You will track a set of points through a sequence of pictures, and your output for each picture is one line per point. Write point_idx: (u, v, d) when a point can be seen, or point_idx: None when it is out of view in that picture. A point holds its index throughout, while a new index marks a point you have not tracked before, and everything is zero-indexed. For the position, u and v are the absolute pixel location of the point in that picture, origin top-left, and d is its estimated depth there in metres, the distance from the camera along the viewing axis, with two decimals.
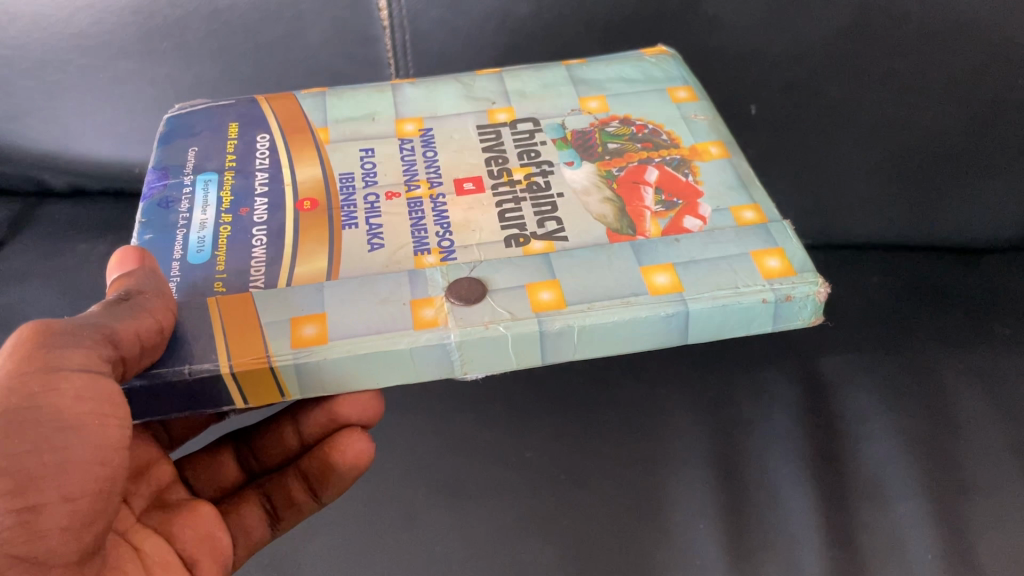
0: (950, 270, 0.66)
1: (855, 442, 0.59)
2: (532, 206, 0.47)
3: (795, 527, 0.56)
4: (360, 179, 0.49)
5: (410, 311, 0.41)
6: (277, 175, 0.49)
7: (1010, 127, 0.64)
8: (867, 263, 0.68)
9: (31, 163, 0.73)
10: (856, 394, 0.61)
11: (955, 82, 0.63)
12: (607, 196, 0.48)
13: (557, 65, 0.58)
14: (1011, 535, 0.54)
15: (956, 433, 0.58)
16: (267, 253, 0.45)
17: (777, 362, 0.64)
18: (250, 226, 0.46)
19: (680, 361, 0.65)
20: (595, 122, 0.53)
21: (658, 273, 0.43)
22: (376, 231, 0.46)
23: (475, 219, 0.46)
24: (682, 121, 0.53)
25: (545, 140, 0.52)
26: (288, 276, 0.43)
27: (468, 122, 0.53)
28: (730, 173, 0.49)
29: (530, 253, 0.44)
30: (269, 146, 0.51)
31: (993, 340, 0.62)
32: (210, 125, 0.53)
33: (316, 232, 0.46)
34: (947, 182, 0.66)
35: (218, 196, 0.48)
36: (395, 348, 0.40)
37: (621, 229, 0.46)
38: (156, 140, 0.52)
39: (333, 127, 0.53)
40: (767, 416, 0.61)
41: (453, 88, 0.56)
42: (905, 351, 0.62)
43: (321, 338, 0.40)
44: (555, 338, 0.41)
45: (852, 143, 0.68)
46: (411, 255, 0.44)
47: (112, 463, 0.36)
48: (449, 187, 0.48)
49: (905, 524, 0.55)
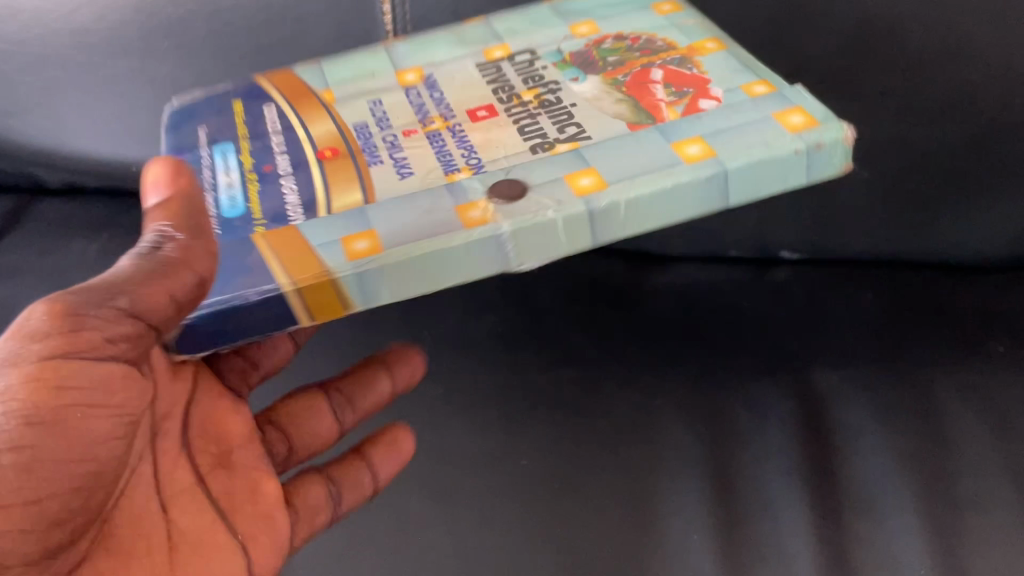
0: (955, 287, 0.75)
1: (854, 456, 0.64)
2: (548, 117, 0.52)
3: (786, 536, 0.60)
4: (374, 126, 0.53)
5: (456, 214, 0.45)
6: (293, 136, 0.53)
7: (999, 148, 0.70)
8: (854, 279, 0.78)
9: (90, 165, 0.85)
10: (852, 409, 0.67)
11: (952, 106, 0.69)
12: (620, 94, 0.53)
13: (545, 7, 0.63)
14: (1001, 557, 0.57)
15: (952, 450, 0.63)
16: (299, 198, 0.48)
17: (772, 374, 0.71)
18: (279, 181, 0.50)
19: (665, 374, 0.71)
20: (583, 46, 0.58)
21: (688, 144, 0.47)
22: (402, 163, 0.50)
23: (496, 137, 0.51)
24: (677, 27, 0.59)
25: (545, 62, 0.57)
26: (324, 207, 0.47)
27: (466, 65, 0.58)
28: (732, 60, 0.55)
29: (563, 152, 0.48)
30: (279, 110, 0.55)
31: (985, 357, 0.69)
32: (217, 105, 0.57)
33: (342, 169, 0.50)
34: (939, 202, 0.74)
35: (240, 167, 0.51)
36: (454, 238, 0.43)
37: (640, 119, 0.50)
38: (171, 126, 0.56)
39: (336, 88, 0.57)
40: (762, 430, 0.66)
41: (450, 42, 0.61)
42: (897, 363, 0.70)
43: (378, 244, 0.44)
44: (603, 215, 0.45)
45: (838, 179, 0.75)
46: (444, 174, 0.48)
47: (57, 489, 0.40)
48: (460, 117, 0.53)
49: (897, 535, 0.59)
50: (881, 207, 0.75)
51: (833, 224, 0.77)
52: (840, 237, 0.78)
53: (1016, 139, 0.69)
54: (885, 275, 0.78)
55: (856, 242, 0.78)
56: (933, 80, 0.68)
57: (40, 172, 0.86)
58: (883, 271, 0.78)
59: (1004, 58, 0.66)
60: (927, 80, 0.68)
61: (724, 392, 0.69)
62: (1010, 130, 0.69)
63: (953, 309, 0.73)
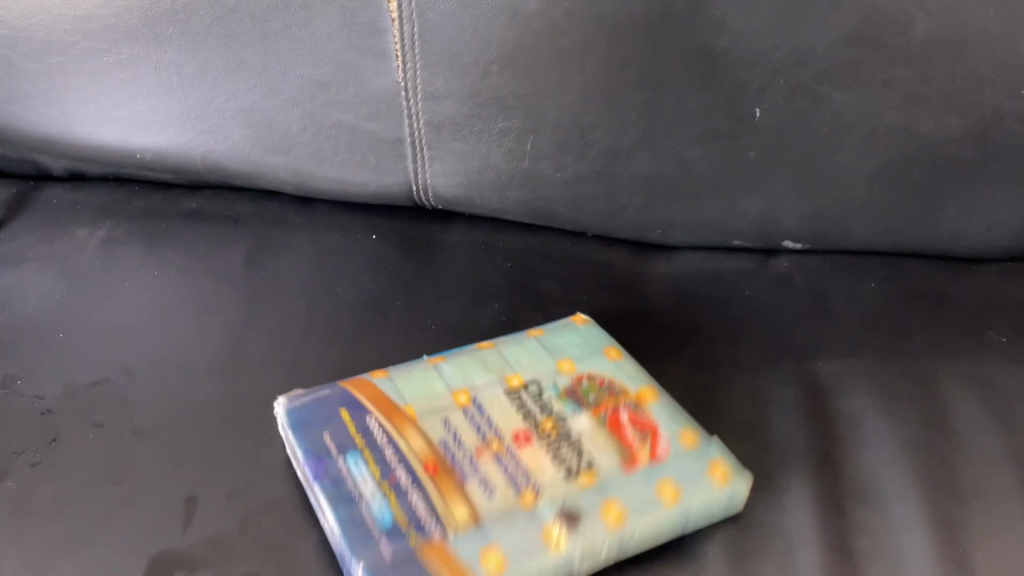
0: (944, 278, 0.82)
1: (855, 442, 0.67)
2: (569, 448, 0.63)
3: (790, 519, 0.62)
4: (453, 444, 0.63)
5: (542, 536, 0.56)
6: (398, 449, 0.62)
7: (1001, 138, 0.74)
8: (864, 271, 0.83)
9: (102, 157, 0.85)
10: (856, 396, 0.71)
11: (954, 95, 0.71)
12: (608, 433, 0.64)
13: (524, 337, 0.74)
14: (1002, 536, 0.60)
15: (951, 434, 0.67)
16: (428, 505, 0.58)
17: (778, 363, 0.73)
18: (408, 492, 0.58)
19: (668, 366, 0.73)
20: (572, 382, 0.69)
21: (665, 487, 0.60)
22: (485, 482, 0.60)
23: (543, 463, 0.61)
24: (626, 374, 0.70)
25: (549, 396, 0.68)
26: (452, 521, 0.56)
27: (496, 389, 0.68)
28: (672, 413, 0.66)
29: (586, 484, 0.60)
30: (383, 429, 0.63)
31: (986, 346, 0.74)
32: (327, 415, 0.64)
33: (450, 489, 0.59)
34: (943, 195, 0.78)
35: (370, 470, 0.60)
36: (542, 564, 0.55)
37: (627, 454, 0.62)
38: (291, 432, 0.63)
39: (415, 404, 0.66)
40: (767, 414, 0.69)
41: (479, 369, 0.70)
42: (902, 351, 0.74)
43: (471, 521, 0.57)
44: None
45: (843, 170, 0.77)
46: (514, 496, 0.59)
47: None
48: (511, 442, 0.63)
49: (899, 520, 0.61)
50: (884, 198, 0.78)
51: (836, 217, 0.80)
52: (842, 229, 0.81)
53: (1017, 124, 0.72)
54: (890, 271, 0.83)
55: (857, 234, 0.81)
56: (934, 74, 0.70)
57: (44, 159, 0.86)
58: (885, 267, 0.83)
59: (1004, 49, 0.69)
60: (930, 73, 0.70)
61: (727, 379, 0.72)
62: (1011, 121, 0.72)
63: (944, 295, 0.80)
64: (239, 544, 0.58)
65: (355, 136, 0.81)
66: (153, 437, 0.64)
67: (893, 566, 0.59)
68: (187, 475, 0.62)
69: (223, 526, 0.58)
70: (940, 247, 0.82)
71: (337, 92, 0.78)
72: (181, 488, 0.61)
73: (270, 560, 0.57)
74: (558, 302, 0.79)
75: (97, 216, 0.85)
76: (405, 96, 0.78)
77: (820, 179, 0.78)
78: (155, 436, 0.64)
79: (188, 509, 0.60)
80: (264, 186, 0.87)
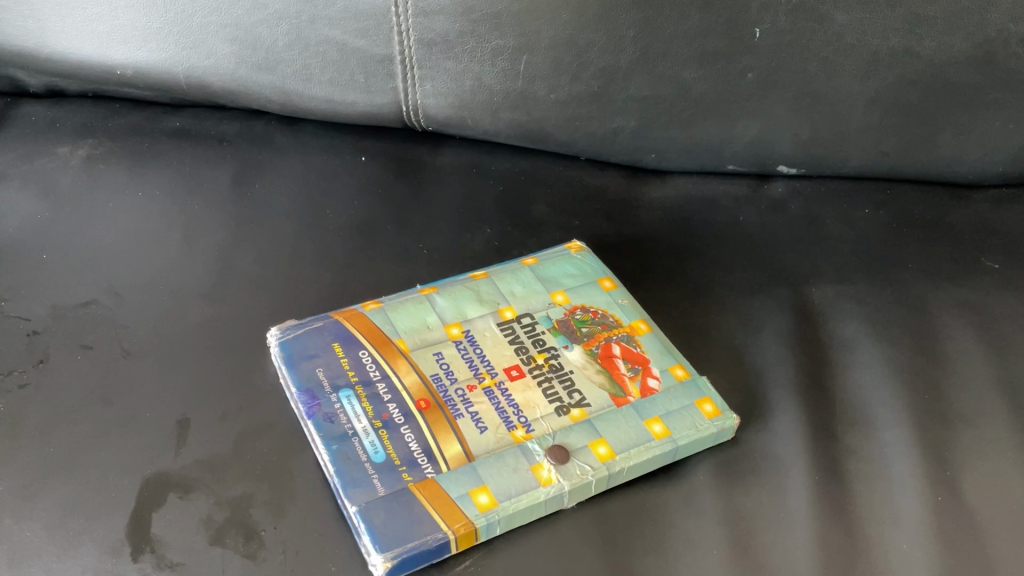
0: (938, 204, 0.81)
1: (846, 368, 0.67)
2: (560, 384, 0.64)
3: (780, 443, 0.62)
4: (445, 378, 0.64)
5: (531, 473, 0.58)
6: (390, 384, 0.63)
7: (1005, 61, 0.72)
8: (860, 198, 0.82)
9: (81, 74, 0.82)
10: (848, 322, 0.70)
11: (959, 17, 0.70)
12: (598, 368, 0.66)
13: (519, 265, 0.73)
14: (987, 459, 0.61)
15: (942, 360, 0.67)
16: (420, 444, 0.59)
17: (771, 290, 0.73)
18: (400, 429, 0.60)
19: (662, 292, 0.73)
20: (565, 314, 0.70)
21: (654, 423, 0.62)
22: (477, 417, 0.61)
23: (534, 398, 0.63)
24: (619, 305, 0.70)
25: (542, 329, 0.68)
26: (444, 459, 0.58)
27: (489, 321, 0.68)
28: (662, 346, 0.67)
29: (575, 420, 0.62)
30: (375, 362, 0.64)
31: (979, 272, 0.74)
32: (318, 345, 0.65)
33: (441, 425, 0.60)
34: (942, 120, 0.76)
35: (363, 407, 0.61)
36: (535, 499, 0.56)
37: (617, 391, 0.64)
38: (282, 365, 0.63)
39: (407, 337, 0.66)
40: (759, 340, 0.69)
41: (471, 299, 0.70)
42: (895, 277, 0.74)
43: (464, 457, 0.59)
44: None
45: (842, 93, 0.76)
46: (506, 431, 0.61)
47: None
48: (502, 376, 0.64)
49: (887, 443, 0.62)
50: (882, 123, 0.77)
51: (834, 141, 0.79)
52: (839, 154, 0.80)
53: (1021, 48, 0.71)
54: (884, 197, 0.82)
55: (853, 158, 0.80)
56: None
57: (21, 74, 0.83)
58: (880, 192, 0.82)
59: None
60: None
61: (720, 305, 0.72)
62: (1015, 44, 0.71)
63: (938, 221, 0.79)
64: (232, 465, 0.58)
65: (343, 53, 0.78)
66: (143, 359, 0.64)
67: (881, 489, 0.60)
68: (179, 397, 0.61)
69: (215, 448, 0.58)
70: (936, 173, 0.81)
71: (323, 6, 0.75)
72: (173, 409, 0.61)
73: (264, 482, 0.57)
74: (552, 227, 0.78)
75: (77, 134, 0.82)
76: (395, 10, 0.75)
77: (819, 102, 0.76)
78: (144, 358, 0.64)
79: (180, 431, 0.59)
80: (250, 105, 0.84)
